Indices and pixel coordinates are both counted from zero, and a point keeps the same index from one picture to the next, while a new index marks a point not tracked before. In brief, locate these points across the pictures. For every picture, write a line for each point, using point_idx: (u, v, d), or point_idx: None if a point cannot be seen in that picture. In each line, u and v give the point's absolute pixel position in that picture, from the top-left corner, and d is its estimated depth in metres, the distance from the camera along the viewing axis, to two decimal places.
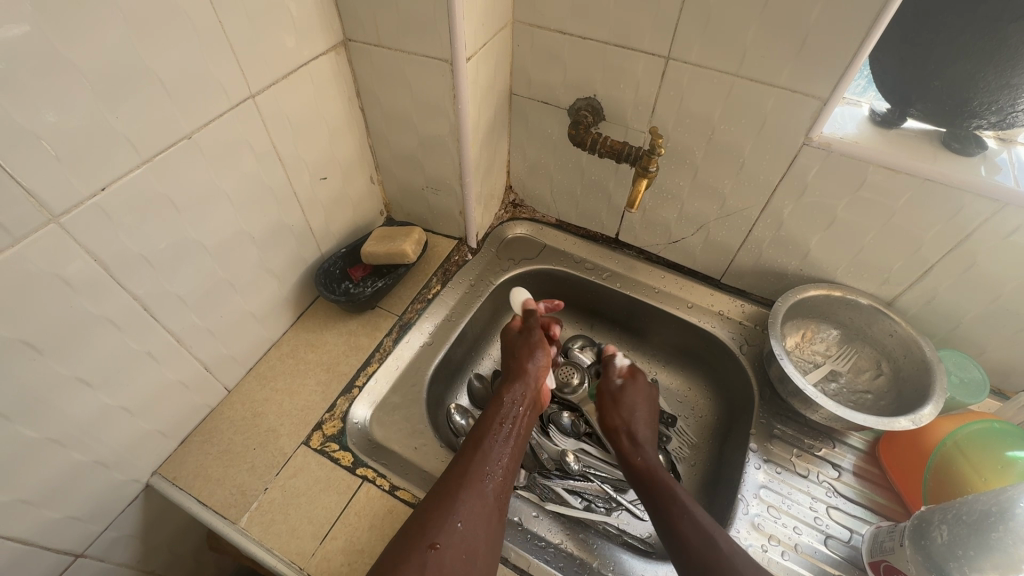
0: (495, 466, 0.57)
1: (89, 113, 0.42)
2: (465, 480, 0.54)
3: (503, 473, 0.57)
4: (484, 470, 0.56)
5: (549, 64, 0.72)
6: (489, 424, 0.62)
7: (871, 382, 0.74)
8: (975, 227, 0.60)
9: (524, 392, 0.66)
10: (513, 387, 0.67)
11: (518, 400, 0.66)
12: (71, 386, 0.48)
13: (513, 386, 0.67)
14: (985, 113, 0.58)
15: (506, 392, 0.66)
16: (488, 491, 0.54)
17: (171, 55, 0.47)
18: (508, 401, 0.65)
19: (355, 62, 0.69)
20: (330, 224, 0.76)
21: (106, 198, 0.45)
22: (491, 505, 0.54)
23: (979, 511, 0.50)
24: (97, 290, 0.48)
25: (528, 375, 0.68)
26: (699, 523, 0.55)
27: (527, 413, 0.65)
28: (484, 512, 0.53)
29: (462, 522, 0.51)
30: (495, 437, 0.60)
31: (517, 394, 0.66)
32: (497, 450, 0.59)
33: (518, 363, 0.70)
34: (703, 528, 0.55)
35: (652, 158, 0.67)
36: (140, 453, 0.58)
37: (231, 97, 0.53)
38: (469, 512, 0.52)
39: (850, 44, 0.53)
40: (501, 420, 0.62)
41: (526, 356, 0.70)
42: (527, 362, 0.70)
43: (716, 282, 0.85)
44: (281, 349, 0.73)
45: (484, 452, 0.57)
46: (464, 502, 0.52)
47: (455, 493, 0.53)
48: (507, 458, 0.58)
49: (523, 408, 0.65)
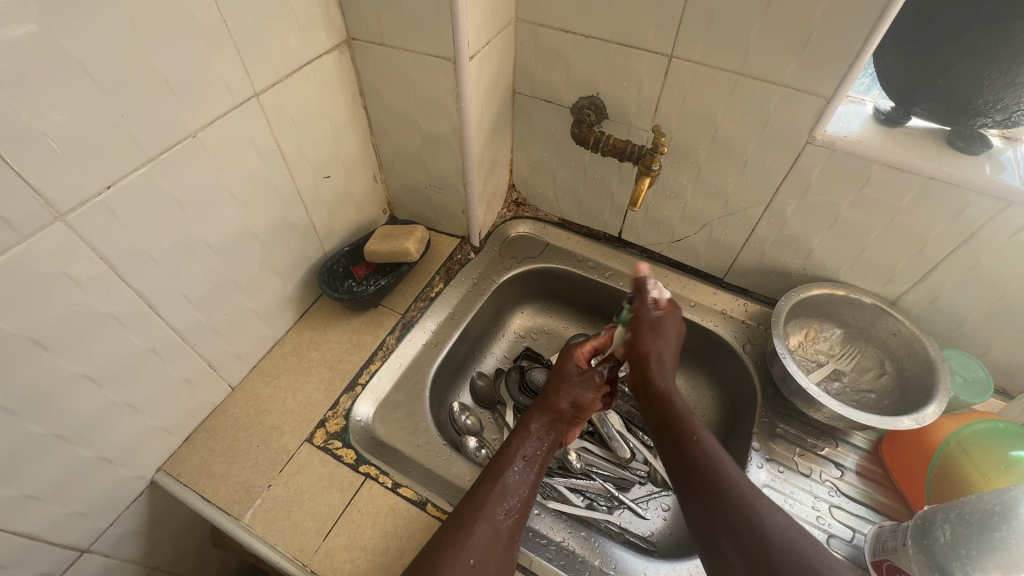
0: (514, 500, 0.55)
1: (95, 112, 0.43)
2: (480, 515, 0.52)
3: (520, 508, 0.55)
4: (501, 504, 0.54)
5: (552, 63, 0.72)
6: (510, 454, 0.58)
7: (875, 381, 0.74)
8: (980, 227, 0.59)
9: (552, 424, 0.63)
10: (541, 416, 0.63)
11: (544, 432, 0.62)
12: (77, 383, 0.49)
13: (541, 417, 0.63)
14: (989, 112, 0.58)
15: (532, 422, 0.62)
16: (503, 529, 0.52)
17: (176, 54, 0.47)
18: (535, 435, 0.61)
19: (359, 60, 0.69)
20: (333, 223, 0.76)
21: (112, 196, 0.46)
22: (504, 541, 0.52)
23: (982, 511, 0.50)
24: (103, 288, 0.48)
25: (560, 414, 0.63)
26: (710, 452, 0.49)
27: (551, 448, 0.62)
28: (497, 549, 0.51)
29: (474, 559, 0.49)
30: (517, 470, 0.57)
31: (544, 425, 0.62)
32: (516, 483, 0.56)
33: (553, 392, 0.65)
34: (713, 459, 0.49)
35: (655, 156, 0.67)
36: (146, 450, 0.59)
37: (235, 96, 0.54)
38: (481, 547, 0.50)
39: (854, 42, 0.53)
40: (524, 453, 0.59)
41: (564, 388, 0.65)
42: (564, 396, 0.64)
43: (719, 280, 0.85)
44: (284, 347, 0.74)
45: (502, 484, 0.55)
46: (476, 537, 0.50)
47: (470, 526, 0.51)
48: (526, 493, 0.56)
49: (549, 444, 0.62)
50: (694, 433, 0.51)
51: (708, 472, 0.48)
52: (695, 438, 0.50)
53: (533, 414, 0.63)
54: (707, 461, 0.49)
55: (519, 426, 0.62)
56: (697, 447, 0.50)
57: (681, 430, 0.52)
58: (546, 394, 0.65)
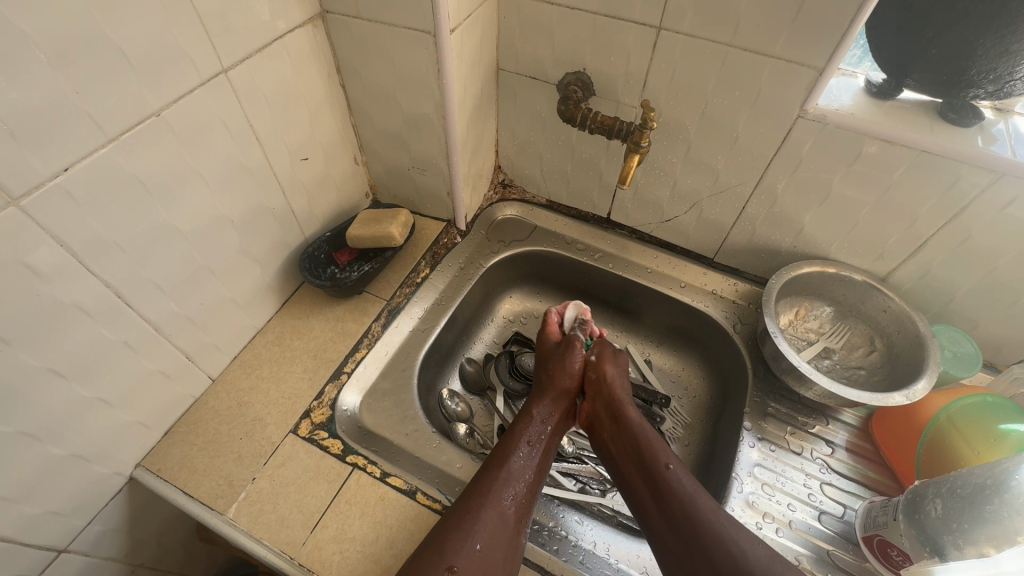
0: (519, 486, 0.57)
1: (47, 89, 0.40)
2: (488, 501, 0.54)
3: (522, 495, 0.57)
4: (506, 489, 0.56)
5: (536, 37, 0.70)
6: (512, 440, 0.62)
7: (864, 358, 0.74)
8: (971, 200, 0.59)
9: (551, 411, 0.67)
10: (542, 403, 0.68)
11: (547, 417, 0.66)
12: (45, 378, 0.46)
13: (546, 401, 0.68)
14: (982, 82, 0.57)
15: (532, 411, 0.66)
16: (508, 512, 0.54)
17: (135, 26, 0.44)
18: (537, 419, 0.66)
19: (333, 35, 0.66)
20: (313, 207, 0.74)
21: (70, 179, 0.43)
22: (512, 527, 0.54)
23: (974, 485, 0.50)
24: (67, 277, 0.45)
25: (554, 390, 0.69)
26: (685, 483, 0.55)
27: (553, 432, 0.65)
28: (504, 536, 0.52)
29: (482, 543, 0.50)
30: (520, 454, 0.60)
31: (545, 412, 0.67)
32: (520, 470, 0.58)
33: (552, 378, 0.70)
34: (688, 491, 0.54)
35: (644, 133, 0.65)
36: (122, 446, 0.57)
37: (202, 71, 0.51)
38: (489, 532, 0.51)
39: (846, 10, 0.52)
40: (526, 437, 0.62)
41: (558, 372, 0.70)
42: (552, 377, 0.70)
43: (709, 260, 0.84)
44: (265, 336, 0.72)
45: (508, 471, 0.57)
46: (485, 522, 0.52)
47: (476, 512, 0.52)
48: (529, 479, 0.59)
49: (550, 427, 0.66)
50: (667, 468, 0.57)
51: (686, 510, 0.53)
52: (669, 471, 0.56)
53: (532, 404, 0.68)
54: (681, 499, 0.54)
55: (522, 416, 0.66)
56: (671, 482, 0.55)
57: (653, 465, 0.57)
58: (542, 388, 0.70)
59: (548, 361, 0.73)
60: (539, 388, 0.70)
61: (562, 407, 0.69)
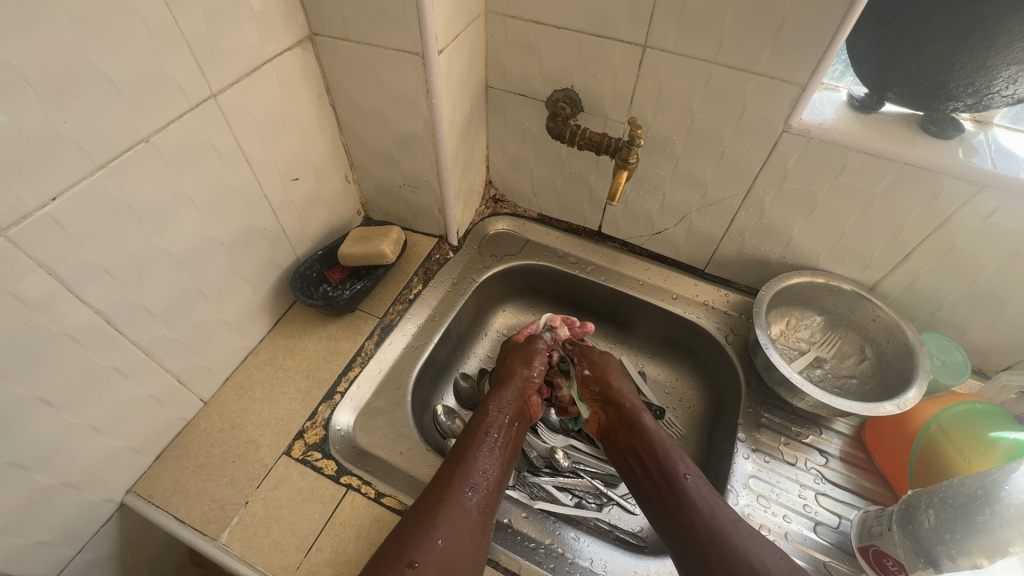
0: (479, 478, 0.57)
1: (34, 119, 0.40)
2: (448, 496, 0.54)
3: (485, 486, 0.57)
4: (466, 482, 0.56)
5: (525, 55, 0.71)
6: (473, 432, 0.62)
7: (855, 367, 0.75)
8: (954, 211, 0.60)
9: (510, 398, 0.68)
10: (503, 393, 0.68)
11: (507, 406, 0.67)
12: (33, 407, 0.46)
13: (510, 390, 0.69)
14: (961, 95, 0.58)
15: (493, 400, 0.67)
16: (471, 505, 0.54)
17: (123, 55, 0.44)
18: (496, 409, 0.66)
19: (323, 57, 0.66)
20: (305, 226, 0.74)
21: (59, 208, 0.43)
22: (475, 519, 0.54)
23: (965, 495, 0.50)
24: (55, 306, 0.45)
25: (516, 380, 0.70)
26: (704, 495, 0.56)
27: (512, 421, 0.66)
28: (465, 529, 0.52)
29: (443, 539, 0.50)
30: (482, 447, 0.60)
31: (503, 401, 0.67)
32: (481, 461, 0.59)
33: (516, 371, 0.71)
34: (706, 502, 0.56)
35: (632, 149, 0.66)
36: (113, 472, 0.56)
37: (191, 97, 0.51)
38: (450, 526, 0.51)
39: (826, 29, 0.53)
40: (486, 428, 0.63)
41: (520, 363, 0.72)
42: (514, 371, 0.71)
43: (700, 272, 0.85)
44: (258, 357, 0.71)
45: (467, 464, 0.58)
46: (446, 517, 0.52)
47: (436, 509, 0.53)
48: (491, 469, 0.59)
49: (510, 416, 0.66)
50: (685, 477, 0.58)
51: (706, 524, 0.54)
52: (686, 481, 0.57)
53: (491, 396, 0.68)
54: (701, 510, 0.55)
55: (481, 406, 0.66)
56: (689, 492, 0.57)
57: (672, 474, 0.59)
58: (503, 381, 0.70)
59: (515, 356, 0.74)
60: (501, 379, 0.71)
61: (522, 395, 0.69)
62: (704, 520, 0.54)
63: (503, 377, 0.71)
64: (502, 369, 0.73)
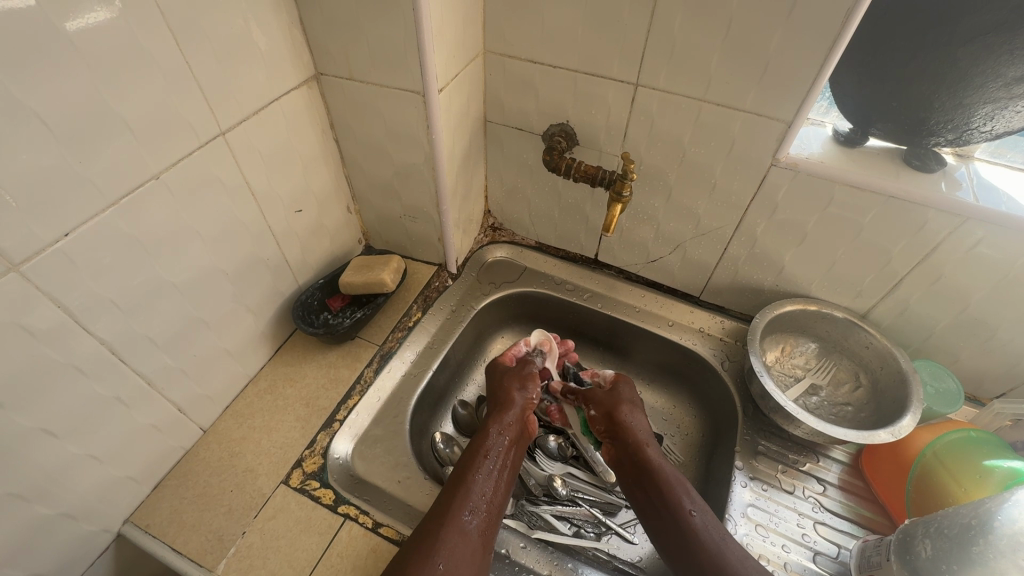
0: (478, 502, 0.57)
1: (50, 159, 0.41)
2: (445, 521, 0.53)
3: (484, 510, 0.57)
4: (465, 506, 0.55)
5: (522, 91, 0.73)
6: (473, 455, 0.62)
7: (850, 395, 0.75)
8: (941, 241, 0.61)
9: (510, 421, 0.68)
10: (503, 415, 0.68)
11: (506, 429, 0.67)
12: (37, 438, 0.46)
13: (510, 412, 0.69)
14: (942, 131, 0.60)
15: (493, 423, 0.67)
16: (470, 529, 0.54)
17: (138, 97, 0.46)
18: (495, 431, 0.66)
19: (327, 94, 0.69)
20: (307, 256, 0.75)
21: (70, 244, 0.44)
22: (476, 543, 0.53)
23: (960, 525, 0.51)
24: (62, 338, 0.46)
25: (514, 403, 0.70)
26: (709, 530, 0.56)
27: (511, 444, 0.65)
28: (466, 554, 0.52)
29: (444, 563, 0.50)
30: (482, 470, 0.60)
31: (503, 423, 0.67)
32: (481, 486, 0.58)
33: (512, 394, 0.71)
34: (712, 538, 0.55)
35: (625, 183, 0.68)
36: (111, 502, 0.56)
37: (201, 135, 0.53)
38: (449, 552, 0.51)
39: (808, 70, 0.55)
40: (487, 452, 0.62)
41: (517, 385, 0.73)
42: (513, 394, 0.71)
43: (696, 299, 0.86)
44: (258, 384, 0.72)
45: (466, 487, 0.57)
46: (445, 543, 0.52)
47: (434, 534, 0.52)
48: (490, 493, 0.58)
49: (510, 437, 0.66)
50: (691, 514, 0.57)
51: (713, 556, 0.53)
52: (693, 516, 0.57)
53: (491, 418, 0.68)
54: (708, 544, 0.54)
55: (481, 429, 0.66)
56: (695, 527, 0.56)
57: (677, 510, 0.58)
58: (501, 404, 0.70)
59: (510, 379, 0.74)
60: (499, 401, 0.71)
61: (521, 418, 0.69)
62: (712, 554, 0.54)
63: (500, 400, 0.71)
64: (499, 390, 0.73)
